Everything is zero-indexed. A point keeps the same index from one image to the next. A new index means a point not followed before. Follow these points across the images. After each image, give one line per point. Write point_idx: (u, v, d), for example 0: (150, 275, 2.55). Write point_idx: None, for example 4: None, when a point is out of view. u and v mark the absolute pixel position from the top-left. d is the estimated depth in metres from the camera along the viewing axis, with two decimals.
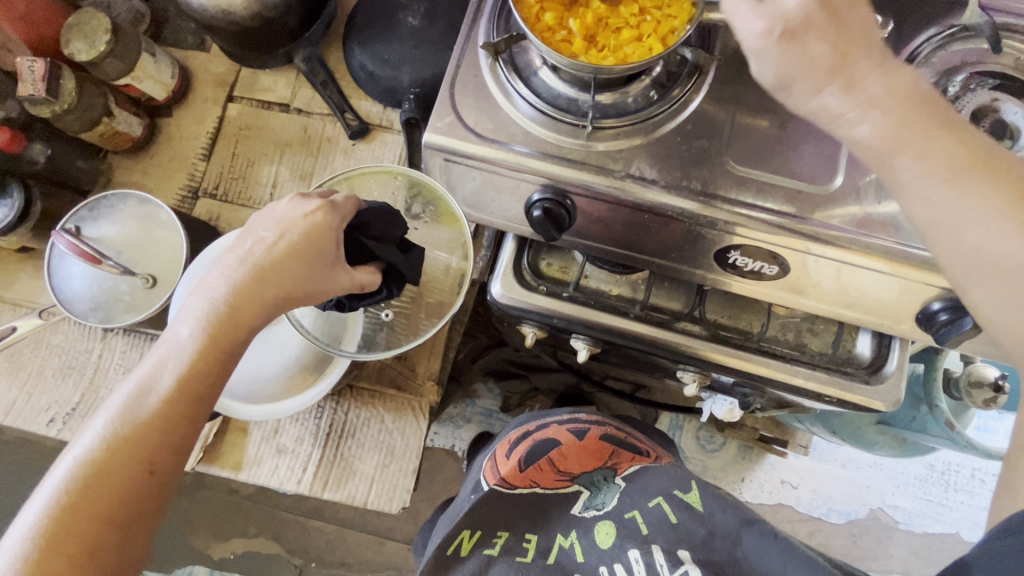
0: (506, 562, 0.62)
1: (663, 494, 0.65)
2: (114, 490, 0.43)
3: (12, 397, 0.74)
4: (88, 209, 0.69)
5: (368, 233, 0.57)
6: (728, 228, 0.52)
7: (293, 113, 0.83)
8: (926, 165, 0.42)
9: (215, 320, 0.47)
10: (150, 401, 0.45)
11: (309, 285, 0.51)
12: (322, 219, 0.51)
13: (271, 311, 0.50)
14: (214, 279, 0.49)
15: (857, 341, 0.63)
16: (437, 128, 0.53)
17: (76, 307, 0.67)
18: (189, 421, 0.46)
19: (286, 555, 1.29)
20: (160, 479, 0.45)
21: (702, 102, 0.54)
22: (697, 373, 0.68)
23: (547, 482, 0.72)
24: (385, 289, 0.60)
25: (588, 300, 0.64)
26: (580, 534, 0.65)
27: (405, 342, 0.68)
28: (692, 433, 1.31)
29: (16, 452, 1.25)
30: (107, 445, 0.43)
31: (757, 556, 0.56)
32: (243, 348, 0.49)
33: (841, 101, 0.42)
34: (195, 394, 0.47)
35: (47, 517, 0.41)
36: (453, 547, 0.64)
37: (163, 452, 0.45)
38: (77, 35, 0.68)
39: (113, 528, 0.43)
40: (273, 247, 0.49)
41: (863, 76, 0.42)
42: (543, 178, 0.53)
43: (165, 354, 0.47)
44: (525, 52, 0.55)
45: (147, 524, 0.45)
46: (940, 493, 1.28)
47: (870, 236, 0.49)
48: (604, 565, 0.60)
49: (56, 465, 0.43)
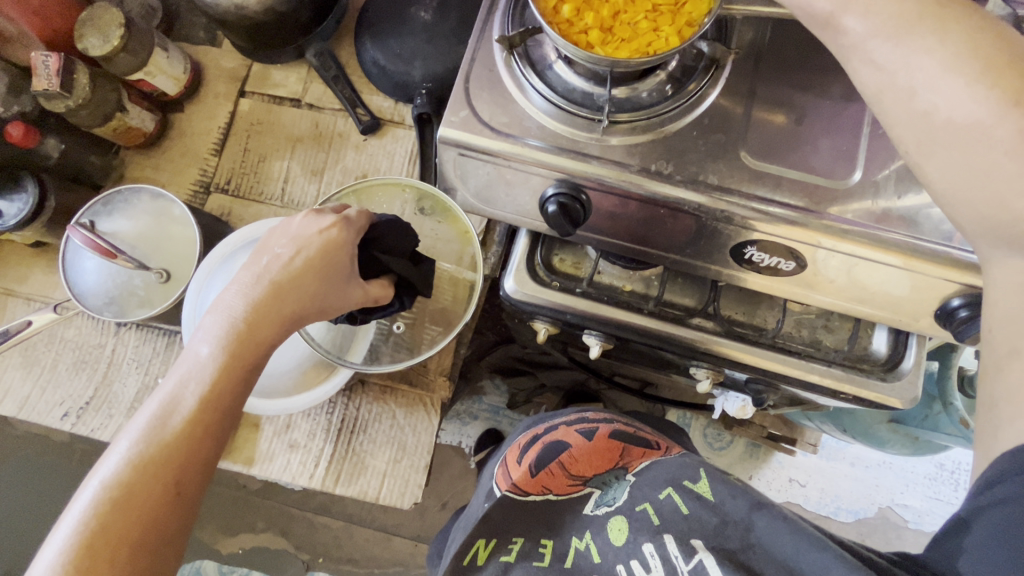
0: (524, 568, 0.62)
1: (672, 485, 0.64)
2: (142, 512, 0.43)
3: (26, 391, 0.74)
4: (102, 204, 0.69)
5: (381, 246, 0.59)
6: (745, 223, 0.51)
7: (303, 108, 0.82)
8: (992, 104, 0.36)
9: (236, 337, 0.47)
10: (174, 420, 0.45)
11: (325, 300, 0.53)
12: (336, 236, 0.54)
13: (289, 326, 0.50)
14: (232, 297, 0.49)
15: (873, 337, 0.62)
16: (452, 122, 0.53)
17: (90, 301, 0.67)
18: (213, 439, 0.47)
19: (294, 550, 1.29)
20: (185, 500, 0.45)
21: (719, 96, 0.54)
22: (709, 370, 0.69)
23: (560, 488, 0.71)
24: (398, 301, 0.62)
25: (600, 296, 0.64)
26: (594, 534, 0.64)
27: (413, 354, 0.71)
28: (700, 431, 1.31)
29: (28, 446, 1.26)
30: (133, 467, 0.43)
31: (769, 541, 0.55)
32: (262, 364, 0.50)
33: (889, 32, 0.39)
34: (218, 412, 0.47)
35: (76, 542, 0.41)
36: (469, 558, 0.63)
37: (189, 472, 0.45)
38: (91, 30, 0.68)
39: (144, 550, 0.43)
40: (290, 264, 0.50)
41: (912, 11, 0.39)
42: (558, 172, 0.52)
43: (185, 373, 0.46)
44: (540, 46, 0.54)
45: (175, 544, 0.45)
46: (950, 492, 1.27)
47: (890, 231, 0.49)
48: (621, 563, 0.60)
49: (81, 489, 0.43)
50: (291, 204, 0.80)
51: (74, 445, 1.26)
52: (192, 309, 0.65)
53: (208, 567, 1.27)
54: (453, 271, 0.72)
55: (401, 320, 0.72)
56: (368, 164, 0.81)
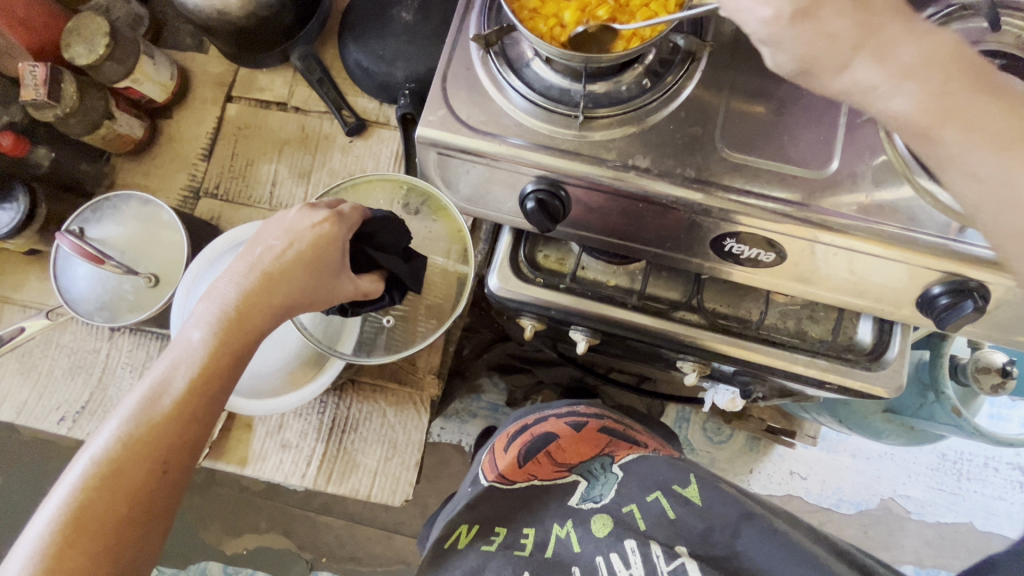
0: (504, 555, 0.62)
1: (661, 489, 0.66)
2: (129, 489, 0.44)
3: (24, 396, 0.76)
4: (92, 210, 0.70)
5: (374, 242, 0.60)
6: (723, 216, 0.52)
7: (290, 111, 0.83)
8: (971, 137, 0.38)
9: (226, 325, 0.48)
10: (164, 402, 0.46)
11: (315, 292, 0.53)
12: (329, 230, 0.53)
13: (280, 316, 0.51)
14: (225, 286, 0.50)
15: (858, 327, 0.62)
16: (430, 121, 0.53)
17: (82, 306, 0.68)
18: (201, 422, 0.47)
19: (297, 550, 1.30)
20: (173, 478, 0.46)
21: (695, 89, 0.54)
22: (696, 362, 0.69)
23: (546, 474, 0.73)
24: (388, 297, 0.62)
25: (584, 291, 0.64)
26: (576, 524, 0.64)
27: (407, 345, 0.71)
28: (699, 425, 1.31)
29: (32, 451, 1.28)
30: (122, 445, 0.44)
31: (754, 550, 0.56)
32: (252, 352, 0.51)
33: (875, 73, 0.38)
34: (206, 396, 0.48)
35: (65, 514, 0.42)
36: (450, 541, 0.65)
37: (176, 453, 0.46)
38: (76, 39, 0.69)
39: (129, 526, 0.44)
40: (282, 256, 0.51)
41: (897, 42, 0.38)
42: (535, 169, 0.53)
43: (177, 357, 0.47)
44: (517, 44, 0.55)
45: (163, 521, 0.46)
46: (953, 482, 1.27)
47: (869, 221, 0.49)
48: (601, 554, 0.60)
49: (72, 464, 0.44)
50: (280, 206, 0.81)
51: (78, 450, 1.28)
52: (180, 310, 0.66)
53: (213, 569, 1.29)
54: (445, 265, 0.73)
55: (392, 314, 0.72)
56: (355, 165, 0.81)
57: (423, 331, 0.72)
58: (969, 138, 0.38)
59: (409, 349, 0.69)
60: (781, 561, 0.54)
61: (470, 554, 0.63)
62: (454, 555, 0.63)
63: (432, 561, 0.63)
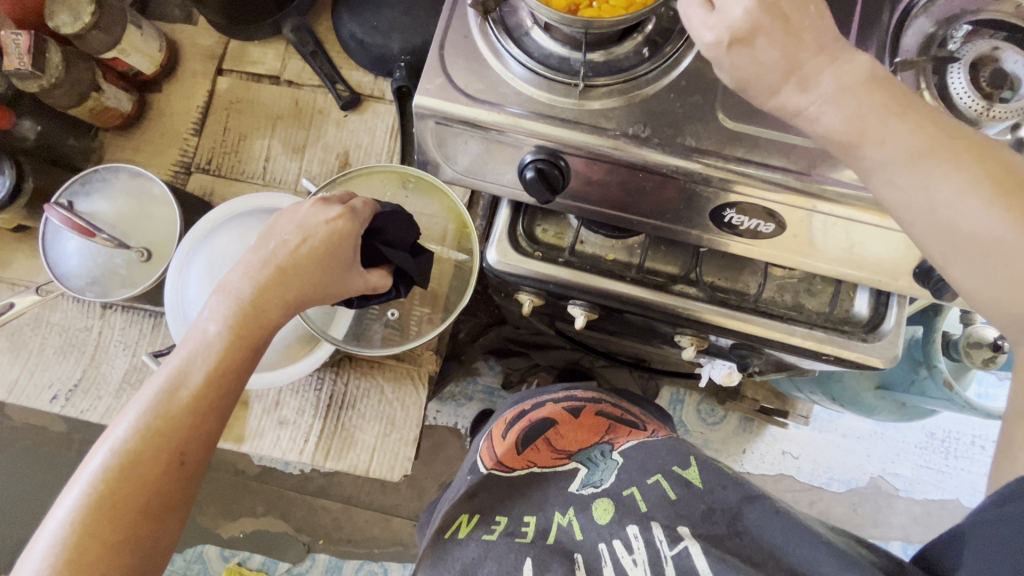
0: (505, 542, 0.61)
1: (662, 471, 0.66)
2: (148, 482, 0.43)
3: (15, 374, 0.75)
4: (81, 183, 0.69)
5: (384, 238, 0.59)
6: (724, 185, 0.51)
7: (283, 85, 0.82)
8: (891, 152, 0.41)
9: (241, 318, 0.48)
10: (181, 395, 0.46)
11: (326, 287, 0.53)
12: (343, 227, 0.53)
13: (293, 310, 0.51)
14: (238, 279, 0.49)
15: (855, 300, 0.63)
16: (427, 90, 0.52)
17: (73, 282, 0.67)
18: (217, 415, 0.47)
19: (294, 533, 1.30)
20: (190, 471, 0.46)
21: (694, 59, 0.53)
22: (693, 337, 0.70)
23: (544, 461, 0.73)
24: (393, 290, 0.61)
25: (584, 264, 0.64)
26: (577, 511, 0.64)
27: (405, 341, 0.71)
28: (693, 407, 1.32)
29: (24, 437, 1.26)
30: (141, 437, 0.44)
31: (758, 530, 0.57)
32: (266, 344, 0.50)
33: (799, 98, 0.41)
34: (224, 388, 0.47)
35: (85, 503, 0.42)
36: (452, 531, 0.64)
37: (193, 445, 0.46)
38: (61, 8, 0.68)
39: (149, 516, 0.43)
40: (296, 250, 0.50)
41: (818, 72, 0.41)
42: (535, 139, 0.52)
43: (193, 350, 0.47)
44: (516, 12, 0.53)
45: (179, 514, 0.46)
46: (941, 460, 1.29)
47: (868, 190, 0.49)
48: (603, 541, 0.60)
49: (91, 455, 0.44)
50: (273, 182, 0.80)
51: (72, 436, 1.27)
52: (173, 286, 0.65)
53: (210, 552, 1.29)
54: (441, 250, 0.72)
55: (394, 306, 0.72)
56: (350, 139, 0.80)
57: (420, 326, 0.72)
58: (892, 152, 0.41)
59: (407, 343, 0.70)
60: (785, 539, 0.55)
61: (471, 543, 0.62)
62: (455, 544, 0.62)
63: (433, 550, 0.63)
